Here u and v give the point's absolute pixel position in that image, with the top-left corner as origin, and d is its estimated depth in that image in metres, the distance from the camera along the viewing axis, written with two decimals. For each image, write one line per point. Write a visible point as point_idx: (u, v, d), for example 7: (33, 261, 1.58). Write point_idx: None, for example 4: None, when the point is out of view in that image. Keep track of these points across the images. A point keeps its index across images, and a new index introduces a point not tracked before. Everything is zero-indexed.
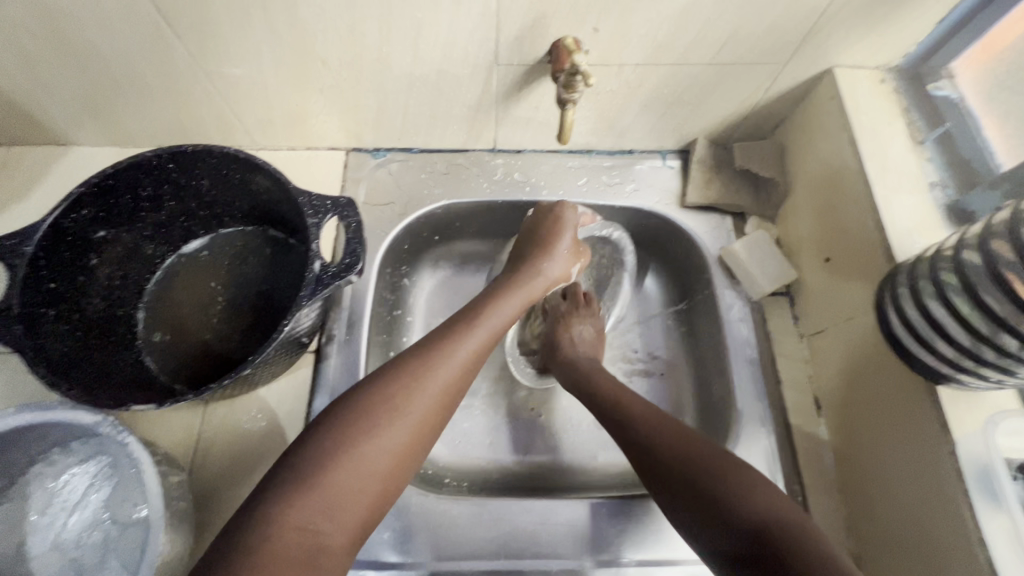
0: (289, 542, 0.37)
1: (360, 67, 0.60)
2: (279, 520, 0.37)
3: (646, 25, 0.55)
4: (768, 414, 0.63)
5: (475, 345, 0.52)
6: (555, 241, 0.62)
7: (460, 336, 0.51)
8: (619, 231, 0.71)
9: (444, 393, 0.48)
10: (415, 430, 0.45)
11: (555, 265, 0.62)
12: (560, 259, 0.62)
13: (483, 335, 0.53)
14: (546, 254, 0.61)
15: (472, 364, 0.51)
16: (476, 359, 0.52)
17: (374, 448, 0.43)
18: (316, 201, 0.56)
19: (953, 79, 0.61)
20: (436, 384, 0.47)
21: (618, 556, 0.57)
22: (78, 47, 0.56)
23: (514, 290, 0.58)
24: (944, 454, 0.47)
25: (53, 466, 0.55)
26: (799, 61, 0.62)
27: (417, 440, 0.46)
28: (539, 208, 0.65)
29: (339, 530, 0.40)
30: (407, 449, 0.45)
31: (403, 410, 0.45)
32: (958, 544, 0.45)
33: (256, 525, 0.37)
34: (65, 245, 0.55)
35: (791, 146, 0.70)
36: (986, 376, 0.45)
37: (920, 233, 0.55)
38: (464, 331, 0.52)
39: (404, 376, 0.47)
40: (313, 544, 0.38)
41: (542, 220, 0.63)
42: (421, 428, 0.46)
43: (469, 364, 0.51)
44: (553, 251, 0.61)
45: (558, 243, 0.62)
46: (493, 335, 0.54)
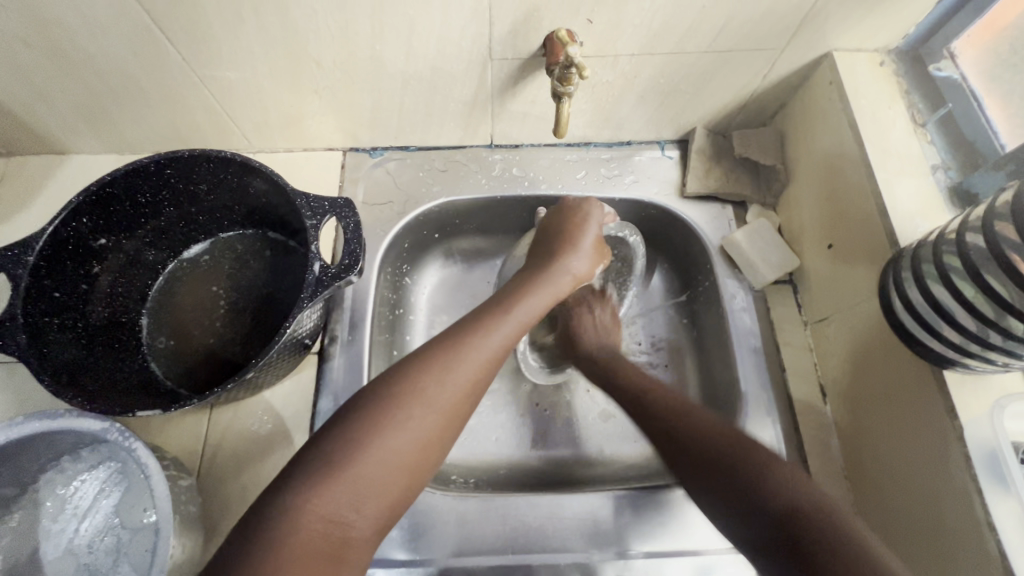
0: (314, 535, 0.37)
1: (353, 67, 0.60)
2: (304, 511, 0.37)
3: (640, 15, 0.55)
4: (773, 403, 0.63)
5: (501, 338, 0.51)
6: (577, 236, 0.60)
7: (485, 329, 0.50)
8: (635, 233, 0.68)
9: (469, 387, 0.47)
10: (441, 424, 0.45)
11: (579, 262, 0.60)
12: (585, 257, 0.60)
13: (508, 328, 0.52)
14: (570, 252, 0.59)
15: (497, 358, 0.50)
16: (503, 352, 0.51)
17: (400, 441, 0.42)
18: (314, 202, 0.56)
19: (953, 59, 0.59)
20: (461, 378, 0.47)
21: (626, 549, 0.57)
22: (73, 57, 0.56)
23: (539, 284, 0.57)
24: (951, 439, 0.46)
25: (63, 474, 0.55)
26: (796, 46, 0.61)
27: (443, 434, 0.45)
28: (562, 204, 0.64)
29: (364, 521, 0.40)
30: (431, 442, 0.44)
31: (428, 404, 0.44)
32: (968, 529, 0.45)
33: (272, 522, 0.36)
34: (66, 254, 0.56)
35: (791, 132, 0.70)
36: (992, 360, 0.44)
37: (924, 217, 0.54)
38: (490, 323, 0.51)
39: (430, 369, 0.46)
40: (337, 535, 0.38)
41: (559, 217, 0.62)
42: (447, 421, 0.45)
43: (495, 356, 0.50)
44: (578, 246, 0.60)
45: (583, 237, 0.60)
46: (519, 330, 0.53)
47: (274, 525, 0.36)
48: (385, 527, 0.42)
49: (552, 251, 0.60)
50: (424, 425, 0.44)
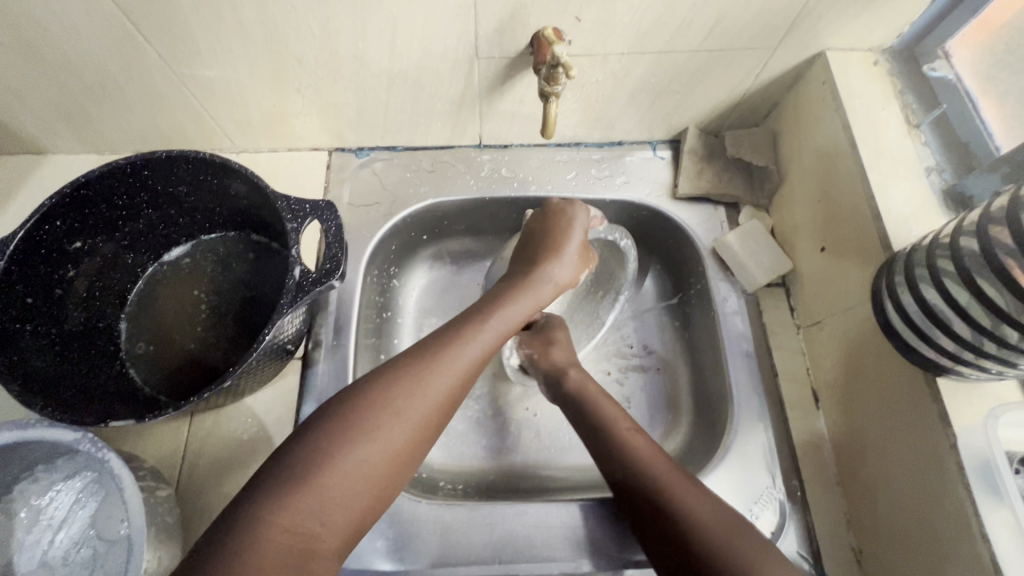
0: (278, 546, 0.36)
1: (336, 65, 0.59)
2: (269, 522, 0.37)
3: (630, 13, 0.53)
4: (765, 408, 0.62)
5: (478, 349, 0.50)
6: (563, 242, 0.59)
7: (463, 338, 0.50)
8: (625, 236, 0.66)
9: (443, 399, 0.46)
10: (412, 435, 0.44)
11: (563, 270, 0.58)
12: (568, 265, 0.59)
13: (486, 338, 0.51)
14: (554, 258, 0.58)
15: (474, 368, 0.49)
16: (480, 363, 0.50)
17: (371, 453, 0.42)
18: (295, 204, 0.54)
19: (947, 59, 0.58)
20: (436, 389, 0.46)
21: (615, 557, 0.56)
22: (45, 55, 0.55)
23: (521, 293, 0.56)
24: (945, 448, 0.45)
25: (38, 484, 0.54)
26: (789, 45, 0.60)
27: (414, 446, 0.45)
28: (547, 208, 0.62)
29: (331, 533, 0.39)
30: (403, 454, 0.44)
31: (401, 415, 0.44)
32: (961, 540, 0.44)
33: (235, 531, 0.36)
34: (40, 258, 0.54)
35: (784, 132, 0.68)
36: (987, 368, 0.43)
37: (918, 220, 0.53)
38: (468, 332, 0.50)
39: (403, 380, 0.45)
40: (302, 547, 0.37)
41: (544, 222, 0.61)
42: (420, 433, 0.45)
43: (472, 366, 0.49)
44: (563, 251, 0.58)
45: (568, 243, 0.59)
46: (497, 341, 0.52)
47: (237, 536, 0.35)
48: (353, 538, 0.41)
49: (535, 257, 0.59)
50: (395, 437, 0.43)
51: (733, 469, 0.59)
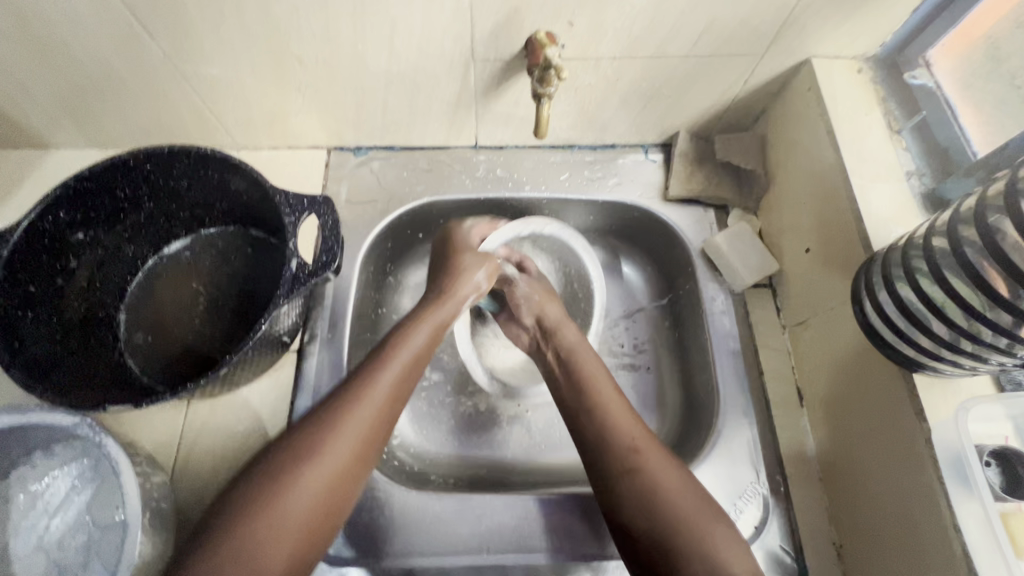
0: None
1: (336, 65, 0.60)
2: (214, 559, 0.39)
3: (621, 18, 0.55)
4: (751, 405, 0.64)
5: (402, 370, 0.53)
6: (468, 272, 0.64)
7: (386, 361, 0.52)
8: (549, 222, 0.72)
9: (374, 418, 0.49)
10: (349, 457, 0.47)
11: (465, 290, 0.63)
12: (470, 282, 0.63)
13: (399, 365, 0.53)
14: (455, 277, 0.63)
15: (401, 389, 0.52)
16: (409, 381, 0.53)
17: (310, 479, 0.44)
18: (293, 199, 0.56)
19: (928, 67, 0.60)
20: (355, 422, 0.48)
21: (602, 549, 0.57)
22: (53, 51, 0.56)
23: (432, 317, 0.59)
24: (920, 442, 0.47)
25: (34, 470, 0.55)
26: (776, 52, 0.62)
27: (353, 467, 0.47)
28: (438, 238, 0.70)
29: None
30: (342, 476, 0.46)
31: (334, 441, 0.46)
32: (936, 532, 0.45)
33: None
34: (42, 247, 0.55)
35: (772, 137, 0.70)
36: (960, 364, 0.45)
37: (897, 222, 0.54)
38: (389, 355, 0.53)
39: (333, 409, 0.48)
40: None
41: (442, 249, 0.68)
42: (356, 453, 0.47)
43: (398, 386, 0.52)
44: (465, 280, 0.63)
45: (472, 273, 0.64)
46: (420, 362, 0.55)
47: None
48: None
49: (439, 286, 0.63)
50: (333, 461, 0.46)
51: (718, 464, 0.61)
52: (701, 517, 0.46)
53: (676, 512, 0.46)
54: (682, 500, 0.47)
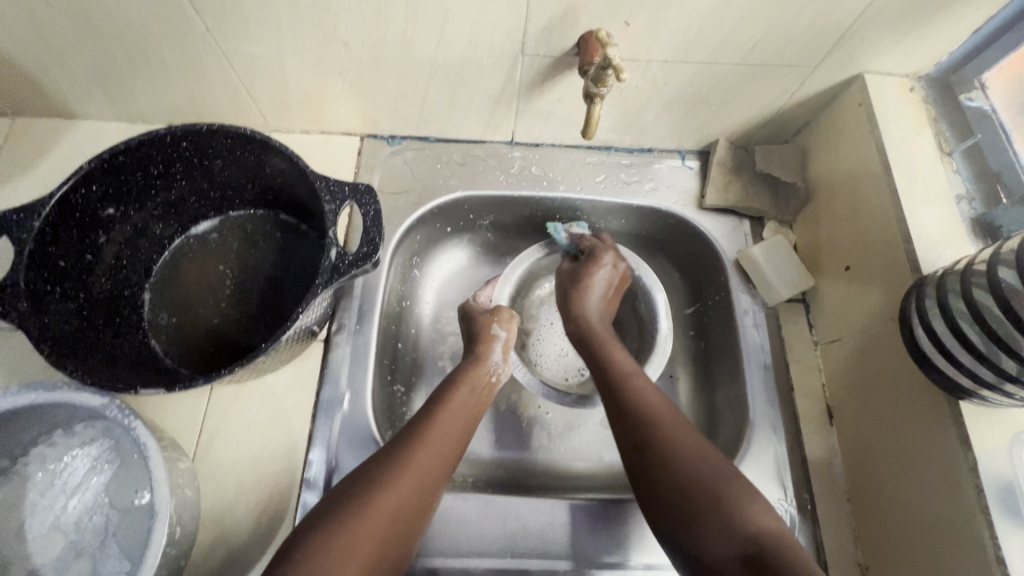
0: None
1: (382, 51, 0.59)
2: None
3: (679, 21, 0.54)
4: (780, 420, 0.63)
5: (454, 421, 0.54)
6: (488, 329, 0.64)
7: (438, 414, 0.54)
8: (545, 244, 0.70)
9: (428, 463, 0.50)
10: (405, 502, 0.47)
11: (497, 352, 0.62)
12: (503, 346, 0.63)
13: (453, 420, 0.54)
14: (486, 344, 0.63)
15: (452, 440, 0.53)
16: (466, 424, 0.56)
17: (374, 521, 0.45)
18: (334, 186, 0.54)
19: (984, 90, 0.59)
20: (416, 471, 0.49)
21: (626, 559, 0.56)
22: (92, 19, 0.54)
23: (471, 374, 0.60)
24: (963, 469, 0.46)
25: (55, 448, 0.54)
26: (829, 66, 0.61)
27: (410, 509, 0.47)
28: (466, 310, 0.68)
29: None
30: (399, 519, 0.46)
31: (396, 487, 0.47)
32: (975, 562, 0.45)
33: None
34: (73, 221, 0.54)
35: (815, 151, 0.69)
36: (1011, 395, 0.44)
37: (947, 245, 0.54)
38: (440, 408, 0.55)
39: (391, 459, 0.49)
40: None
41: (468, 322, 0.66)
42: (411, 502, 0.47)
43: (450, 434, 0.53)
44: (491, 336, 0.63)
45: (490, 328, 0.64)
46: (470, 416, 0.57)
47: None
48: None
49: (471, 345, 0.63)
50: (392, 507, 0.46)
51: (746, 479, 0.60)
52: (672, 410, 0.52)
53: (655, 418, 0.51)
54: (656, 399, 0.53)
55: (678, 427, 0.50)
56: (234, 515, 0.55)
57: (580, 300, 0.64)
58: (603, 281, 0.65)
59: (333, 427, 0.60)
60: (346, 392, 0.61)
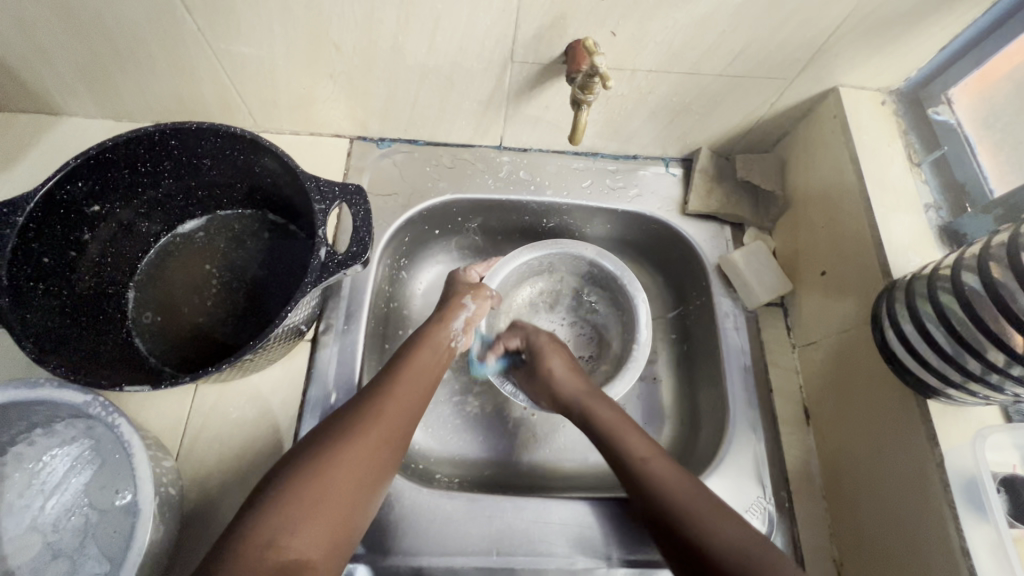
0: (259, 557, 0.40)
1: (373, 55, 0.60)
2: (252, 543, 0.41)
3: (663, 32, 0.56)
4: (759, 421, 0.65)
5: (425, 373, 0.56)
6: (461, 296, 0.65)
7: (410, 361, 0.56)
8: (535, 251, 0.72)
9: (391, 423, 0.51)
10: (369, 460, 0.48)
11: (465, 316, 0.63)
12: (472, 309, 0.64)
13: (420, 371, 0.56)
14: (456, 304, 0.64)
15: (415, 398, 0.54)
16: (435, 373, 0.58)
17: (337, 479, 0.46)
18: (324, 186, 0.55)
19: (950, 105, 0.62)
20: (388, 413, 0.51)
21: (610, 557, 0.57)
22: (81, 16, 0.54)
23: (441, 331, 0.61)
24: (931, 465, 0.48)
25: (34, 448, 0.53)
26: (805, 79, 0.63)
27: (373, 469, 0.48)
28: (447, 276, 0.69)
29: (309, 536, 0.43)
30: (364, 477, 0.47)
31: (361, 447, 0.48)
32: (942, 555, 0.46)
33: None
34: (58, 217, 0.53)
35: (793, 160, 0.72)
36: (975, 393, 0.47)
37: (915, 251, 0.56)
38: (403, 368, 0.55)
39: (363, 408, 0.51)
40: (278, 548, 0.41)
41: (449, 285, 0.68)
42: (377, 460, 0.49)
43: (421, 384, 0.55)
44: (458, 303, 0.64)
45: (461, 297, 0.64)
46: (439, 366, 0.59)
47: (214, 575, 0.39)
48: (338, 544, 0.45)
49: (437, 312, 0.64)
50: (356, 466, 0.47)
51: (726, 478, 0.62)
52: (696, 488, 0.49)
53: (670, 488, 0.49)
54: (673, 470, 0.51)
55: (695, 501, 0.48)
56: (218, 516, 0.55)
57: (561, 391, 0.61)
58: (557, 372, 0.62)
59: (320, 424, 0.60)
60: (334, 391, 0.61)
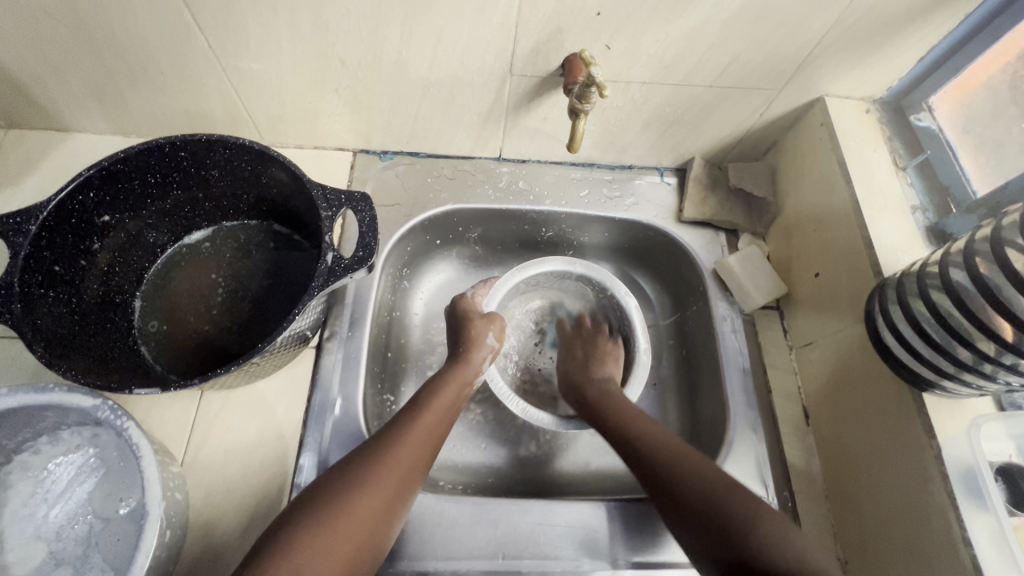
0: None
1: (377, 69, 0.62)
2: None
3: (656, 45, 0.58)
4: (759, 422, 0.66)
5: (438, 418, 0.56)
6: (482, 335, 0.65)
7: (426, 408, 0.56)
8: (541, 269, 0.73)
9: (402, 473, 0.50)
10: (380, 508, 0.48)
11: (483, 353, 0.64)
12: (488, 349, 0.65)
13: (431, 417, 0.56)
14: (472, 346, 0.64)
15: (430, 443, 0.54)
16: (447, 416, 0.58)
17: (351, 524, 0.45)
18: (330, 194, 0.56)
19: (931, 112, 0.64)
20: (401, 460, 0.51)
21: (616, 558, 0.57)
22: (96, 35, 0.57)
23: (457, 376, 0.61)
24: (930, 457, 0.49)
25: (38, 456, 0.53)
26: (792, 89, 0.66)
27: (385, 516, 0.48)
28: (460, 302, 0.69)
29: None
30: (375, 526, 0.47)
31: (372, 493, 0.48)
32: (944, 547, 0.47)
33: None
34: (69, 226, 0.55)
35: (783, 168, 0.74)
36: (969, 383, 0.48)
37: (904, 251, 0.58)
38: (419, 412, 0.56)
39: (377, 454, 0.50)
40: None
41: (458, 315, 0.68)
42: (387, 508, 0.48)
43: (432, 432, 0.55)
44: (481, 343, 0.65)
45: (483, 334, 0.65)
46: (451, 410, 0.59)
47: None
48: None
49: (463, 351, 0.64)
50: (367, 512, 0.47)
51: None
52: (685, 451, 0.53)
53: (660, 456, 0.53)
54: (664, 435, 0.55)
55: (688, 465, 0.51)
56: (222, 523, 0.55)
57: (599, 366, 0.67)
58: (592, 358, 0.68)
59: (323, 431, 0.60)
60: (338, 397, 0.62)
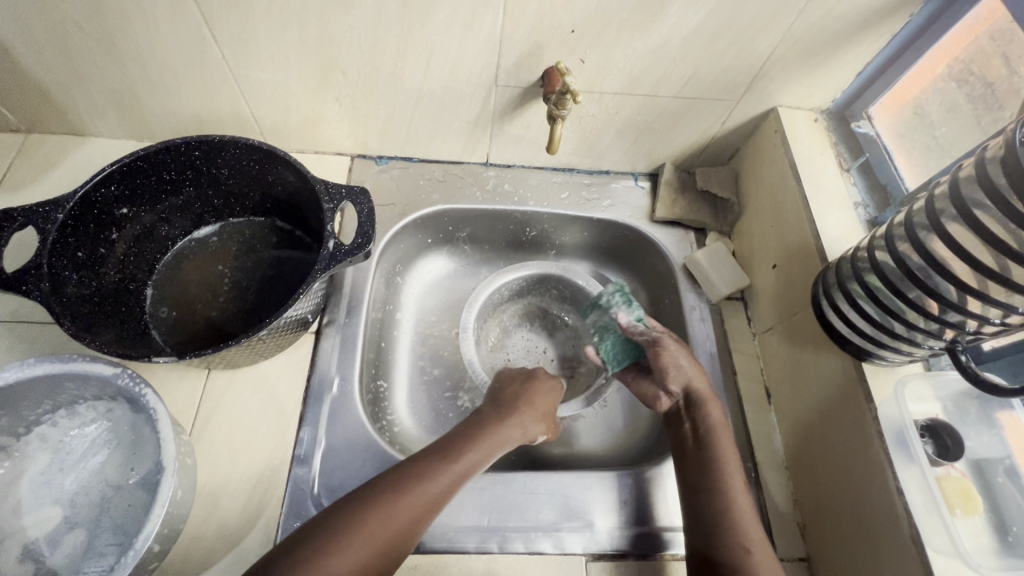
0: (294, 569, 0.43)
1: (375, 79, 0.69)
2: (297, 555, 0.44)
3: (625, 59, 0.66)
4: (725, 401, 0.71)
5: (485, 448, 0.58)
6: (542, 382, 0.67)
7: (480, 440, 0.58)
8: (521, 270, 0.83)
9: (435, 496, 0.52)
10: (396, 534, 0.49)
11: (544, 393, 0.66)
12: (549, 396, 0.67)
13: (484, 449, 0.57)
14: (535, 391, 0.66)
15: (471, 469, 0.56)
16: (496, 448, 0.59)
17: (380, 527, 0.48)
18: (332, 189, 0.62)
19: (871, 120, 0.73)
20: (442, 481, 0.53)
21: (593, 523, 0.62)
22: (122, 47, 0.63)
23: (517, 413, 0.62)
24: (868, 418, 0.55)
25: (55, 428, 0.57)
26: (749, 99, 0.73)
27: (397, 544, 0.49)
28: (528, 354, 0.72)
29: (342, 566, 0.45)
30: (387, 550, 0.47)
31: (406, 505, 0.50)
32: (881, 497, 0.53)
33: None
34: (92, 217, 0.60)
35: (745, 172, 0.82)
36: (901, 350, 0.54)
37: (847, 241, 0.65)
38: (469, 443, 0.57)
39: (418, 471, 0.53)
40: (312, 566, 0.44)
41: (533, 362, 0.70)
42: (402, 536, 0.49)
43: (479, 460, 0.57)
44: (543, 390, 0.67)
45: (543, 383, 0.67)
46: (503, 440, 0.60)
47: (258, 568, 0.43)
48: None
49: (519, 384, 0.66)
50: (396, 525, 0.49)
51: None
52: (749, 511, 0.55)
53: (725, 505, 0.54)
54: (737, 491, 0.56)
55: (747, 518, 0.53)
56: (226, 491, 0.59)
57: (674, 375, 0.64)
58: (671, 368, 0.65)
59: (321, 408, 0.64)
60: (335, 377, 0.67)
